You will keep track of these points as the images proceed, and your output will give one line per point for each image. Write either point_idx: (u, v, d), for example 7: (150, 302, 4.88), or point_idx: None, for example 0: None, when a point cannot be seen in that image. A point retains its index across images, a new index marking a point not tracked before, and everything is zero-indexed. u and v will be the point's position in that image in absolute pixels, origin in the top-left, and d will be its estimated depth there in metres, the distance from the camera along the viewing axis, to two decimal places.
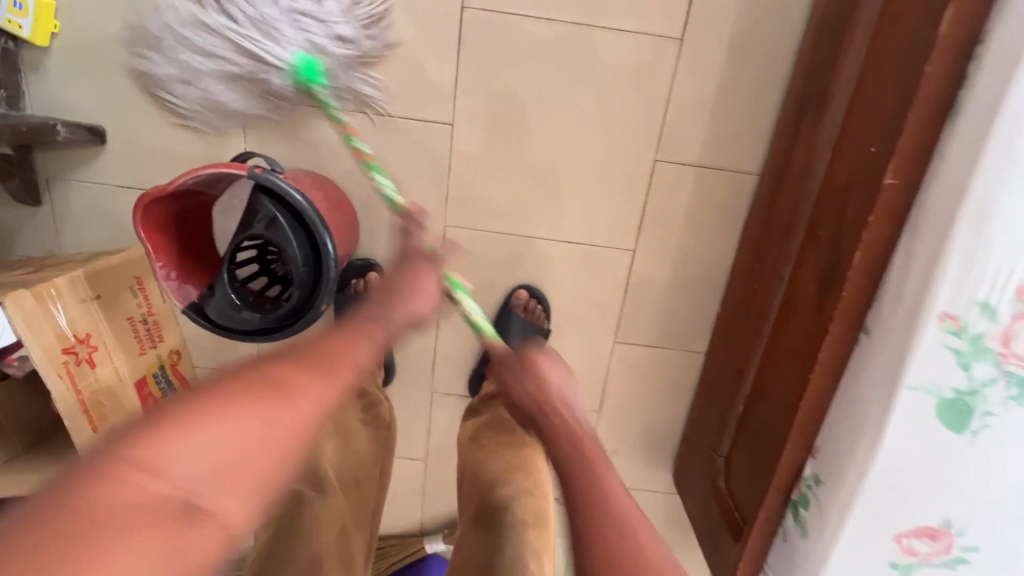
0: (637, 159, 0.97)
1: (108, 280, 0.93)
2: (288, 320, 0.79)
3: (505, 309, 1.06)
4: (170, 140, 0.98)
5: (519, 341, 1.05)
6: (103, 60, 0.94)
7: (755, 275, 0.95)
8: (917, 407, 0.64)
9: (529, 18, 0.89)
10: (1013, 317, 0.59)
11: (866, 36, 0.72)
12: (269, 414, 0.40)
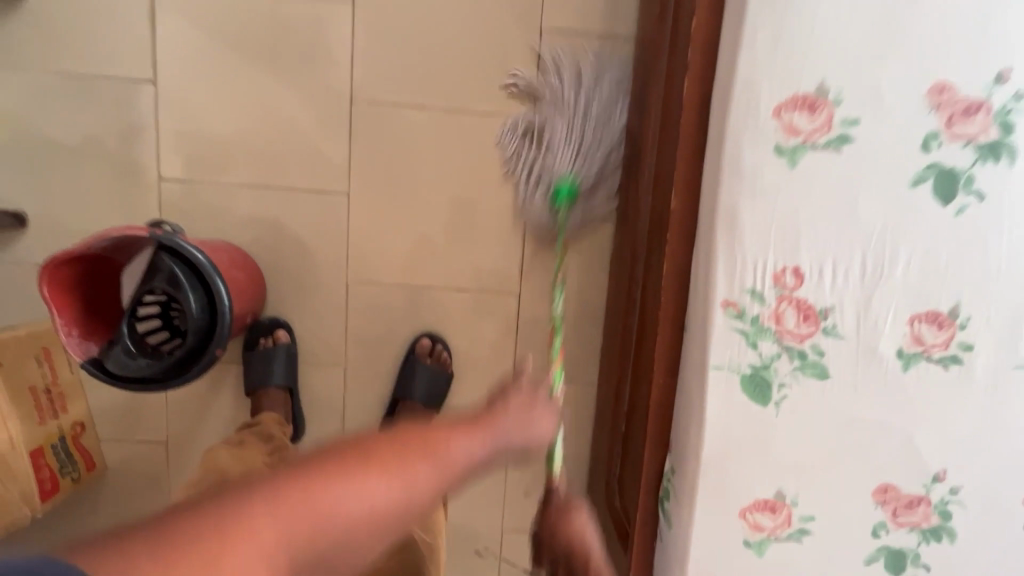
0: (510, 214, 1.14)
1: (14, 351, 0.98)
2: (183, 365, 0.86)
3: (409, 358, 1.15)
4: (91, 222, 1.08)
5: (424, 387, 1.13)
6: (29, 153, 1.05)
7: (621, 304, 1.08)
8: (726, 385, 0.76)
9: (406, 107, 1.09)
10: (777, 298, 0.74)
11: (660, 103, 0.91)
12: (376, 490, 0.48)
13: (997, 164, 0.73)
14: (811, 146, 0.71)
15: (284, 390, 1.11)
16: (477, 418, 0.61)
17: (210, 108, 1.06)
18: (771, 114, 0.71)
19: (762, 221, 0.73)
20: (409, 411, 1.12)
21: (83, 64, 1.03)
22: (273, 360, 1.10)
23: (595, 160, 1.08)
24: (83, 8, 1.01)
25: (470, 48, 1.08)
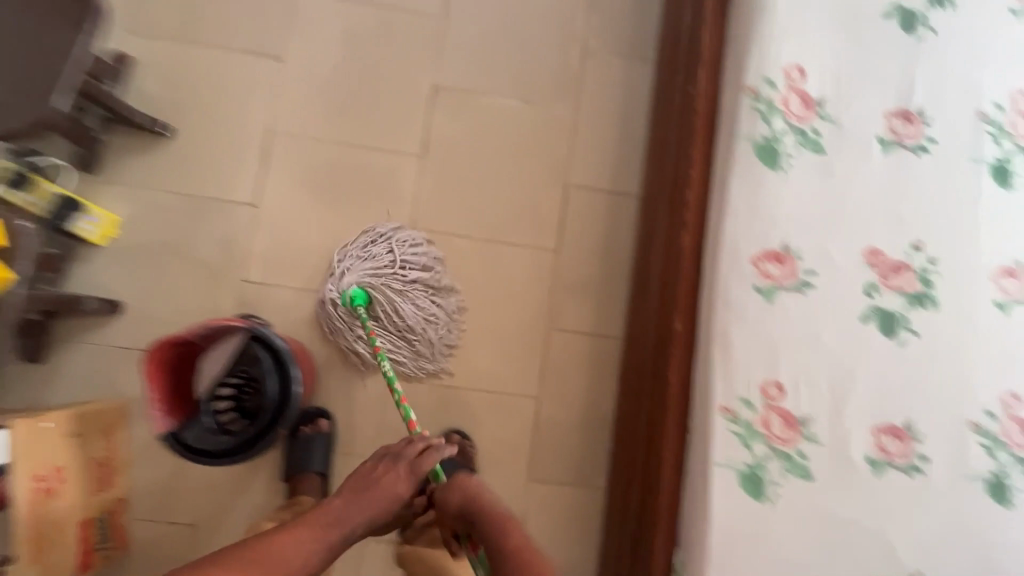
0: (535, 327, 1.34)
1: (90, 421, 1.08)
2: (256, 445, 1.00)
3: None
4: (176, 313, 1.25)
5: None
6: (137, 254, 1.25)
7: (630, 411, 1.23)
8: (728, 480, 0.89)
9: (454, 235, 1.34)
10: (763, 406, 0.91)
11: (664, 247, 1.16)
12: None
13: (924, 309, 0.95)
14: (781, 288, 0.94)
15: (319, 476, 1.20)
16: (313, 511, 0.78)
17: (295, 227, 1.30)
18: (750, 262, 0.94)
19: (748, 343, 0.92)
20: None
21: (200, 188, 1.28)
22: (313, 447, 1.20)
23: (390, 285, 1.25)
24: (211, 148, 1.29)
25: (509, 195, 1.36)
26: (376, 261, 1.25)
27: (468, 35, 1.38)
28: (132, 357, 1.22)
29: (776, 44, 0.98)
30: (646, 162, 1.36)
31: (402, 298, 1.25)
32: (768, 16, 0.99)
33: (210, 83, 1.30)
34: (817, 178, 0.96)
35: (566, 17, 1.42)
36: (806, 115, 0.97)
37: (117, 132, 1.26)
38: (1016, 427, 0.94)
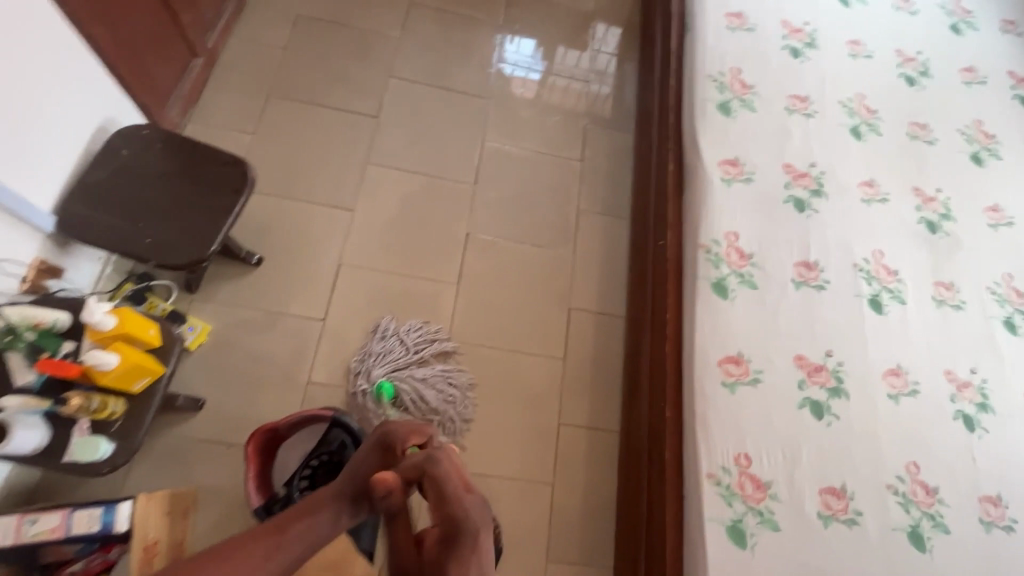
0: (548, 422, 1.62)
1: (178, 502, 1.24)
2: None
3: None
4: (248, 408, 1.46)
5: None
6: (220, 358, 1.50)
7: (631, 491, 1.48)
8: (718, 533, 1.16)
9: (482, 344, 1.66)
10: (738, 472, 1.21)
11: (651, 354, 1.52)
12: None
13: (840, 399, 1.32)
14: (740, 383, 1.29)
15: (367, 556, 1.35)
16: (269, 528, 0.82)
17: (355, 337, 1.59)
18: (716, 363, 1.31)
19: (722, 424, 1.25)
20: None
21: (279, 304, 1.58)
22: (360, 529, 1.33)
23: (411, 380, 1.55)
24: (291, 274, 1.62)
25: (525, 314, 1.72)
26: (398, 362, 1.56)
27: (493, 196, 1.85)
28: (207, 447, 1.40)
29: (717, 216, 1.46)
30: (629, 291, 1.78)
31: (423, 388, 1.55)
32: (709, 199, 1.48)
33: (294, 225, 1.67)
34: (755, 305, 1.38)
35: (564, 185, 1.92)
36: (742, 263, 1.41)
37: (217, 261, 1.58)
38: (919, 489, 1.27)
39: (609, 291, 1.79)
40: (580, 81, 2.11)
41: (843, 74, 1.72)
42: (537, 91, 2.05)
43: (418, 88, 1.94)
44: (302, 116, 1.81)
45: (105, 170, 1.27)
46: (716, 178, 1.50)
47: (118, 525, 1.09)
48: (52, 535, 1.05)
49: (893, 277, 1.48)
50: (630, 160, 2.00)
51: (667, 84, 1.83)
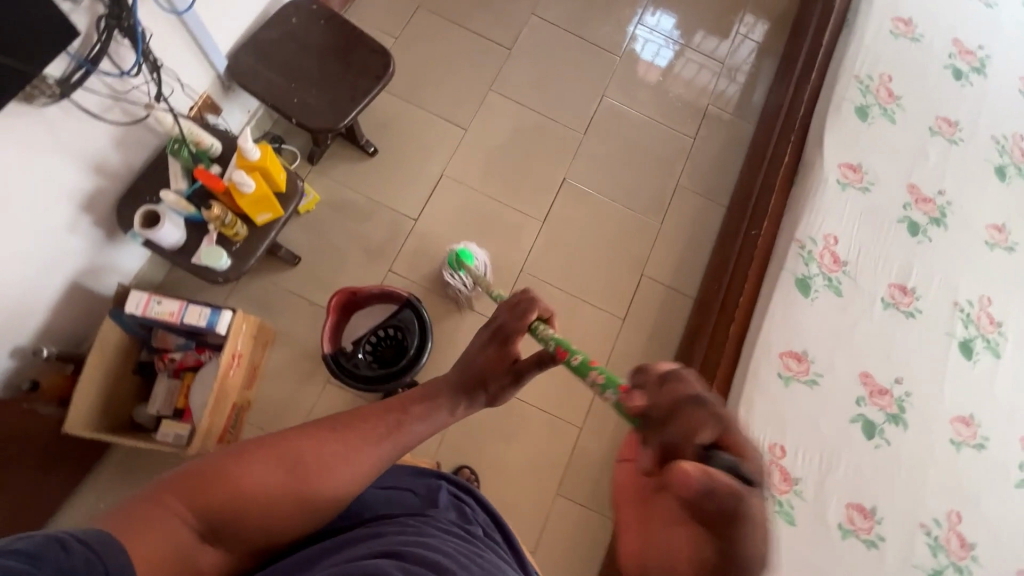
0: (592, 371, 1.67)
1: (258, 333, 1.42)
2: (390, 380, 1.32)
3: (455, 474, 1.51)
4: (333, 277, 1.63)
5: None
6: (320, 228, 1.67)
7: None
8: None
9: (550, 284, 1.73)
10: (769, 460, 1.22)
11: (712, 336, 1.53)
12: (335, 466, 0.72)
13: (896, 426, 1.28)
14: (796, 379, 1.28)
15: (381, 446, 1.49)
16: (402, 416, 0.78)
17: (440, 243, 1.71)
18: (778, 355, 1.30)
19: (767, 411, 1.25)
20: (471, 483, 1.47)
21: (381, 196, 1.72)
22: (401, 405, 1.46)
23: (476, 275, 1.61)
24: (397, 172, 1.75)
25: (599, 269, 1.76)
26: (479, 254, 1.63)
27: (597, 151, 1.88)
28: (292, 299, 1.58)
29: (821, 217, 1.42)
30: (705, 274, 1.77)
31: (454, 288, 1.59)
32: (818, 199, 1.44)
33: (411, 129, 1.79)
34: (836, 312, 1.34)
35: (669, 158, 1.92)
36: (835, 267, 1.37)
37: (339, 143, 1.73)
38: (956, 539, 1.22)
39: (685, 269, 1.79)
40: (715, 60, 2.07)
41: (1005, 107, 1.59)
42: (669, 62, 2.04)
43: (554, 31, 1.99)
44: (442, 32, 1.90)
45: (276, 32, 1.42)
46: (832, 180, 1.45)
47: (219, 328, 1.25)
48: (169, 317, 1.24)
49: (995, 328, 1.39)
50: (744, 149, 1.95)
51: (806, 79, 1.76)
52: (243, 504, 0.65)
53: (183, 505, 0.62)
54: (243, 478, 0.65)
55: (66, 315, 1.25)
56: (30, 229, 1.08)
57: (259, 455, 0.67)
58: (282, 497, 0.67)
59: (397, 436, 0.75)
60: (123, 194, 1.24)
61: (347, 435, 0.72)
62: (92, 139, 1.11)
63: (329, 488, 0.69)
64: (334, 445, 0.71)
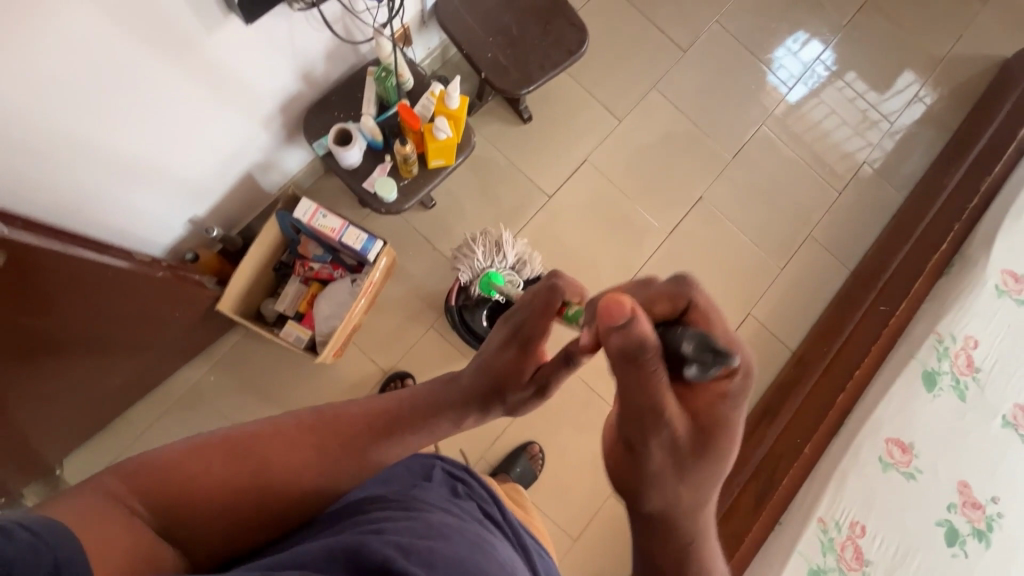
0: None
1: (388, 268, 1.48)
2: None
3: (520, 449, 1.54)
4: (459, 229, 1.66)
5: (521, 470, 1.51)
6: (458, 179, 1.70)
7: None
8: (798, 567, 1.22)
9: None
10: (845, 535, 1.23)
11: (808, 398, 1.53)
12: (294, 461, 0.67)
13: (980, 542, 1.25)
14: (893, 467, 1.29)
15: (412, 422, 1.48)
16: (387, 425, 0.74)
17: (566, 225, 1.72)
18: (883, 439, 1.31)
19: (856, 488, 1.27)
20: (532, 462, 1.52)
21: (522, 163, 1.73)
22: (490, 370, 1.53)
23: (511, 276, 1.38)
24: (544, 145, 1.75)
25: (709, 295, 1.76)
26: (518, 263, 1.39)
27: (741, 178, 1.84)
28: (418, 241, 1.63)
29: (966, 318, 1.40)
30: (812, 331, 1.74)
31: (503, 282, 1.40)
32: (969, 301, 1.42)
33: (568, 107, 1.78)
34: (954, 414, 1.33)
35: (810, 203, 1.86)
36: (966, 370, 1.35)
37: (498, 102, 1.74)
38: None
39: (794, 320, 1.76)
40: (865, 98, 1.96)
41: None
42: (813, 83, 1.95)
43: (731, 43, 1.92)
44: (622, 16, 1.86)
45: None
46: (990, 282, 1.43)
47: (369, 255, 1.33)
48: (329, 232, 1.30)
49: None
50: (888, 215, 1.87)
51: (984, 171, 1.69)
52: (208, 503, 0.61)
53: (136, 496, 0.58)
54: (202, 478, 0.62)
55: (233, 201, 1.32)
56: (238, 122, 1.14)
57: (225, 449, 0.64)
58: (226, 497, 0.62)
59: (380, 443, 0.73)
60: (314, 103, 1.28)
61: (318, 437, 0.70)
62: (313, 48, 1.15)
63: (294, 486, 0.66)
64: (308, 452, 0.68)
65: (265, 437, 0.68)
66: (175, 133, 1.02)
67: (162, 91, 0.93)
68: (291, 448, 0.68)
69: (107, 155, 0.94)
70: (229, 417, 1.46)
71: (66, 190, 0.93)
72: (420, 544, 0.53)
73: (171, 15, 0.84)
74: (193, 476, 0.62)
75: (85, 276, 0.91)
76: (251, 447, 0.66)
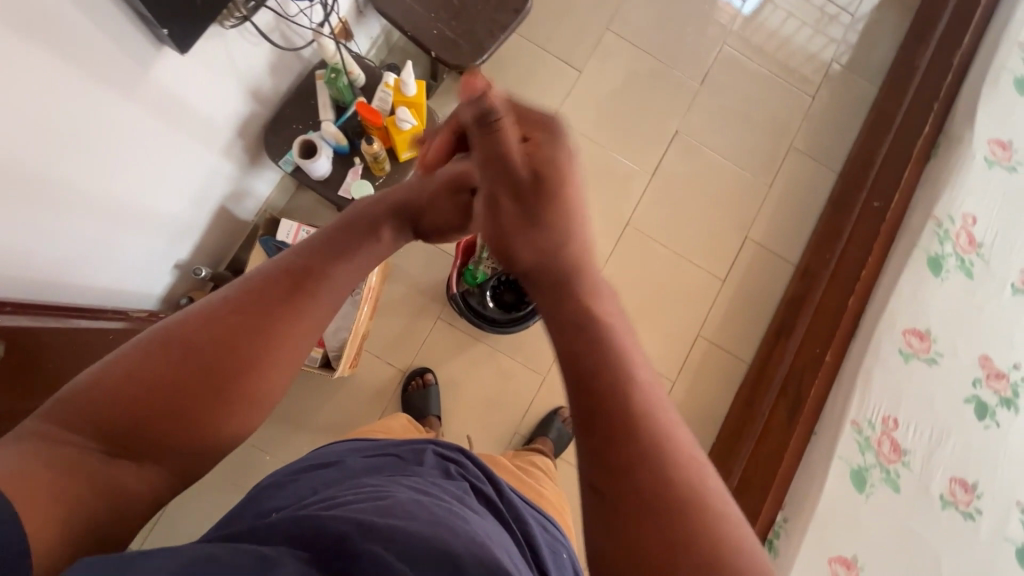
0: (688, 328, 1.69)
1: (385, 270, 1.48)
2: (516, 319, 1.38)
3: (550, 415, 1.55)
4: None
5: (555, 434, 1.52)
6: None
7: (746, 414, 1.57)
8: (841, 470, 1.25)
9: (654, 240, 1.72)
10: (881, 431, 1.26)
11: (821, 308, 1.55)
12: (235, 342, 0.54)
13: (1010, 410, 1.28)
14: (914, 356, 1.31)
15: (437, 417, 1.48)
16: (319, 273, 0.61)
17: None
18: (901, 332, 1.32)
19: (882, 384, 1.29)
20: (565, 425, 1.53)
21: None
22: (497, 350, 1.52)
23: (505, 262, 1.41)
24: None
25: (703, 228, 1.75)
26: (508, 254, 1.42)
27: (713, 104, 1.81)
28: None
29: (960, 197, 1.40)
30: (811, 240, 1.74)
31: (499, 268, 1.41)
32: (961, 176, 1.41)
33: (525, 70, 1.73)
34: (964, 292, 1.34)
35: (785, 114, 1.83)
36: (969, 249, 1.36)
37: (454, 78, 1.68)
38: None
39: (791, 235, 1.76)
40: None
41: None
42: None
43: None
44: None
45: None
46: (979, 155, 1.43)
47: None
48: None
49: None
50: (865, 109, 1.84)
51: (955, 44, 1.66)
52: (145, 410, 0.51)
53: (66, 426, 0.50)
54: (130, 392, 0.50)
55: (212, 236, 1.29)
56: (198, 156, 1.10)
57: (150, 350, 0.52)
58: (166, 394, 0.51)
59: (314, 291, 0.59)
60: (269, 120, 1.24)
61: (247, 305, 0.56)
62: (254, 63, 1.11)
63: (244, 375, 0.54)
64: (236, 321, 0.55)
65: (189, 325, 0.54)
66: (138, 183, 0.99)
67: (115, 144, 0.90)
68: (223, 331, 0.54)
69: (83, 224, 0.92)
70: (260, 449, 1.46)
71: (50, 268, 0.90)
72: (384, 521, 0.50)
73: (107, 64, 0.81)
74: (119, 393, 0.50)
75: (88, 342, 0.93)
76: (177, 333, 0.53)
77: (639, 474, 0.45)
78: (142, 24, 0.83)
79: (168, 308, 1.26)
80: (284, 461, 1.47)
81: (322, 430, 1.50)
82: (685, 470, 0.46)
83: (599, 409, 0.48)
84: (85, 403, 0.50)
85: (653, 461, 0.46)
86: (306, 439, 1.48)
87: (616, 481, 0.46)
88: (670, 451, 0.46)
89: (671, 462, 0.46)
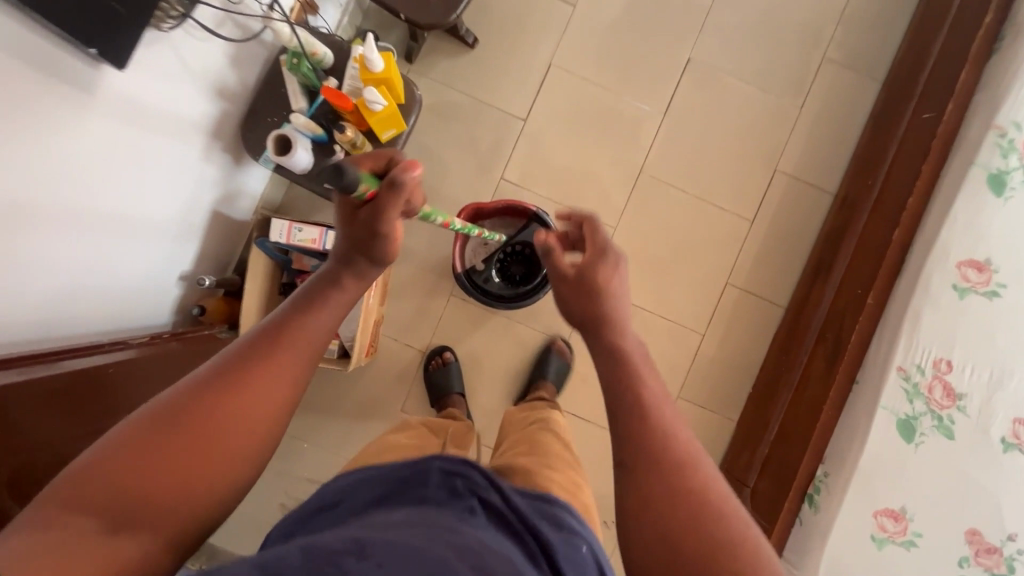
0: (716, 277, 1.59)
1: None
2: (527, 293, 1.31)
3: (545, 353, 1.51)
4: (446, 190, 1.57)
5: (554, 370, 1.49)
6: (424, 132, 1.57)
7: (782, 362, 1.49)
8: (886, 422, 1.16)
9: (671, 185, 1.59)
10: (933, 375, 1.15)
11: (862, 242, 1.40)
12: (217, 410, 0.54)
13: None
14: (971, 291, 1.16)
15: (460, 394, 1.47)
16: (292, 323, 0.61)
17: (553, 143, 1.58)
18: (954, 264, 1.18)
19: (935, 326, 1.16)
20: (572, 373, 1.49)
21: (485, 93, 1.57)
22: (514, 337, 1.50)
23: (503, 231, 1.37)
24: (501, 64, 1.58)
25: (726, 166, 1.59)
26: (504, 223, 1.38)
27: (728, 21, 1.60)
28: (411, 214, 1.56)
29: None
30: (851, 164, 1.56)
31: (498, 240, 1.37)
32: None
33: (512, 14, 1.58)
34: None
35: (815, 20, 1.59)
36: None
37: (436, 34, 1.55)
38: None
39: (826, 161, 1.58)
40: None
41: None
42: None
43: None
44: None
45: None
46: None
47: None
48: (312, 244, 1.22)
49: None
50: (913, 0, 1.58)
51: None
52: (136, 496, 0.49)
53: (60, 531, 0.46)
54: (116, 483, 0.49)
55: (211, 241, 1.29)
56: (175, 168, 1.08)
57: (135, 440, 0.51)
58: (158, 471, 0.50)
59: (288, 342, 0.60)
60: (243, 117, 1.19)
61: (227, 370, 0.57)
62: (210, 60, 1.04)
63: (237, 438, 0.54)
64: (226, 383, 0.56)
65: (168, 405, 0.54)
66: (121, 208, 0.98)
67: (83, 171, 0.87)
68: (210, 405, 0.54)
69: (76, 258, 0.92)
70: (296, 438, 1.53)
71: (54, 306, 0.91)
72: (378, 538, 0.49)
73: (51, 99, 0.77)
74: (109, 484, 0.49)
75: (119, 374, 0.95)
76: (160, 414, 0.53)
77: (655, 469, 0.57)
78: (71, 47, 0.77)
79: (183, 318, 1.29)
80: (321, 449, 1.53)
81: (352, 415, 1.54)
82: (689, 463, 0.57)
83: (623, 420, 0.60)
84: (64, 504, 0.47)
85: (678, 451, 0.58)
86: (339, 426, 1.54)
87: (640, 478, 0.56)
88: (682, 451, 0.58)
89: (686, 462, 0.57)
